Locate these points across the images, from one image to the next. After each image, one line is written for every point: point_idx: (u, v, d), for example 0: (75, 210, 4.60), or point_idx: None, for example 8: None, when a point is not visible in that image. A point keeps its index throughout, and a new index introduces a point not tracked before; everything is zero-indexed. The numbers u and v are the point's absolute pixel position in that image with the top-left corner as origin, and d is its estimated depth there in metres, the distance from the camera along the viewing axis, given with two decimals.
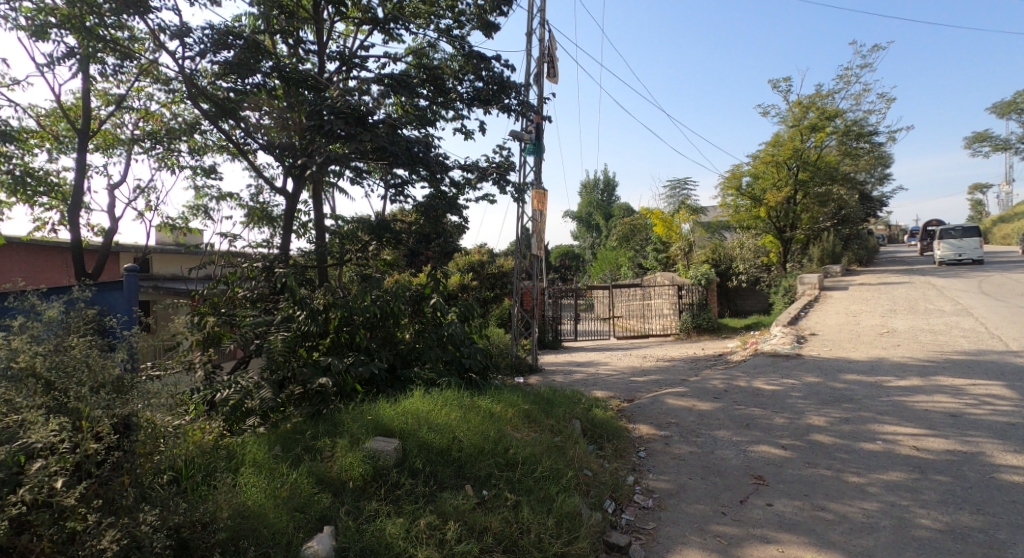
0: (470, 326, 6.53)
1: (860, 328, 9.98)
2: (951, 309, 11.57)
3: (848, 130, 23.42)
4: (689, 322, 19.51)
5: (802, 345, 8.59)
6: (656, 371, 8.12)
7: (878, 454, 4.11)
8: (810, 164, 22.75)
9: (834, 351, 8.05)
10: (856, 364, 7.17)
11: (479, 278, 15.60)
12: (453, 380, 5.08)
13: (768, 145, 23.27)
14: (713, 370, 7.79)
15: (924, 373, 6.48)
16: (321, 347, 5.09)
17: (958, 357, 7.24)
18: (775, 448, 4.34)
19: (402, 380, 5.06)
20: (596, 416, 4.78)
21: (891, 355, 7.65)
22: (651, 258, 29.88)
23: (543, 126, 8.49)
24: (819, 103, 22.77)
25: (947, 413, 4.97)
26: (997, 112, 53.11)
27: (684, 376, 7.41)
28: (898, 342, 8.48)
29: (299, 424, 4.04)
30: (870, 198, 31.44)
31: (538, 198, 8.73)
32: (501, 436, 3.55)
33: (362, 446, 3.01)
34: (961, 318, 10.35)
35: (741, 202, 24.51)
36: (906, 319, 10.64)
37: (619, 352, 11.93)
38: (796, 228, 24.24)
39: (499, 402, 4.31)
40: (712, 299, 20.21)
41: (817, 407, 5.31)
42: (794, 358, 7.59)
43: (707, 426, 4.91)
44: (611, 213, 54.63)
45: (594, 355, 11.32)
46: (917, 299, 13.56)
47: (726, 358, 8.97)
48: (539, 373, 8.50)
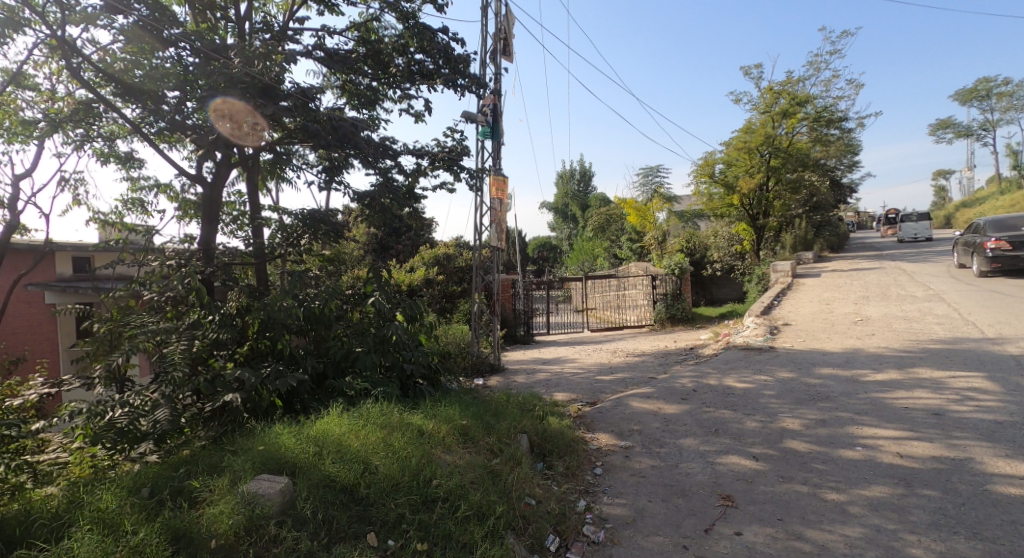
0: (417, 327, 5.93)
1: (833, 316, 9.69)
2: (923, 294, 11.42)
3: (819, 116, 23.32)
4: (663, 313, 19.16)
5: (775, 336, 8.23)
6: (624, 368, 7.67)
7: (858, 464, 3.68)
8: (781, 151, 22.54)
9: (808, 342, 7.69)
10: (831, 356, 6.81)
11: (446, 272, 14.99)
12: (390, 390, 4.50)
13: (740, 132, 23.03)
14: (683, 365, 7.37)
15: (902, 365, 6.15)
16: (237, 356, 4.44)
17: (934, 345, 6.95)
18: (745, 459, 3.90)
19: (331, 391, 4.46)
20: (548, 427, 4.26)
21: (865, 344, 7.33)
22: (626, 248, 29.57)
23: (499, 107, 7.94)
24: (790, 89, 22.63)
25: (928, 410, 4.60)
26: (960, 99, 54.31)
27: (652, 374, 6.96)
28: (873, 331, 8.19)
29: (196, 450, 3.42)
30: (840, 185, 31.63)
31: (497, 185, 8.16)
32: (426, 461, 3.01)
33: (242, 487, 2.42)
34: (934, 303, 10.15)
35: (715, 190, 24.30)
36: (879, 306, 10.43)
37: (590, 347, 11.49)
38: (769, 215, 24.12)
39: (434, 416, 3.74)
40: (687, 289, 19.93)
41: (790, 407, 4.90)
42: (767, 351, 7.20)
43: (672, 434, 4.45)
44: (587, 204, 54.33)
45: (563, 351, 10.84)
46: (888, 285, 13.44)
47: (697, 352, 8.58)
48: (501, 373, 7.98)
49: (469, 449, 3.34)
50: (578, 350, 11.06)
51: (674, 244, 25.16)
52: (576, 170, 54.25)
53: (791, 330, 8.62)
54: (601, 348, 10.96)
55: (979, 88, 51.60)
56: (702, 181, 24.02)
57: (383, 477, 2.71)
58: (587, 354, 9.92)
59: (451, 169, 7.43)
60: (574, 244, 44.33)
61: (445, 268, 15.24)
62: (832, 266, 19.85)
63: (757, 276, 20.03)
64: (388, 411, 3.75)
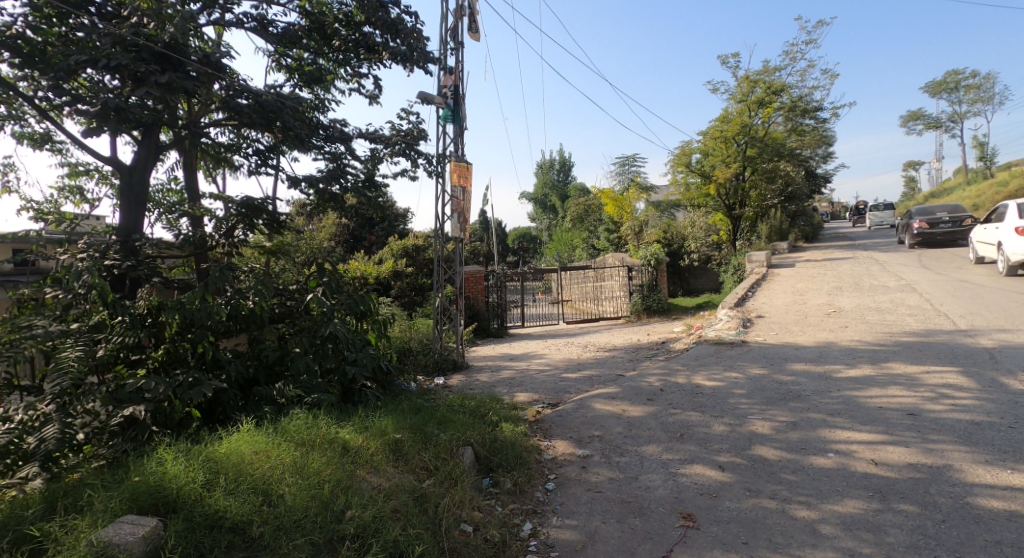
0: (367, 325, 5.48)
1: (806, 308, 9.52)
2: (894, 284, 11.36)
3: (794, 106, 23.34)
4: (639, 304, 18.98)
5: (747, 329, 8.00)
6: (592, 365, 7.36)
7: (830, 474, 3.40)
8: (757, 141, 22.44)
9: (781, 336, 7.47)
10: (803, 351, 6.58)
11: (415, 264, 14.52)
12: (326, 397, 4.05)
13: (717, 121, 22.87)
14: (652, 361, 7.09)
15: (875, 360, 5.93)
16: (152, 362, 3.93)
17: (907, 337, 6.77)
18: (711, 470, 3.58)
19: (260, 399, 3.99)
20: (500, 436, 3.88)
21: (838, 338, 7.13)
22: (603, 239, 29.34)
23: (459, 88, 7.54)
24: (766, 78, 22.55)
25: (902, 410, 4.36)
26: (929, 91, 55.33)
27: (620, 371, 6.66)
28: (845, 323, 8.02)
29: (84, 474, 2.95)
30: (815, 176, 31.84)
31: (459, 172, 7.74)
32: (343, 487, 2.59)
33: (99, 533, 1.99)
34: (906, 294, 10.05)
35: (692, 179, 24.15)
36: (852, 297, 10.31)
37: (561, 341, 11.18)
38: (745, 205, 24.10)
39: (367, 428, 3.31)
40: (663, 280, 19.71)
41: (760, 409, 4.62)
42: (738, 346, 6.95)
43: (634, 441, 4.13)
44: (566, 194, 54.06)
45: (533, 345, 10.51)
46: (861, 275, 13.40)
47: (668, 346, 8.32)
48: (465, 371, 7.60)
49: (401, 468, 2.95)
50: (549, 344, 10.73)
51: (651, 235, 24.99)
52: (554, 160, 53.85)
53: (763, 323, 8.41)
54: (572, 342, 10.67)
55: (948, 81, 52.63)
56: (679, 170, 23.84)
57: (285, 511, 2.32)
58: (557, 349, 9.60)
59: (408, 154, 6.96)
60: (553, 234, 44.05)
61: (415, 261, 14.75)
62: (806, 256, 19.88)
63: (733, 266, 19.95)
64: (317, 423, 3.33)
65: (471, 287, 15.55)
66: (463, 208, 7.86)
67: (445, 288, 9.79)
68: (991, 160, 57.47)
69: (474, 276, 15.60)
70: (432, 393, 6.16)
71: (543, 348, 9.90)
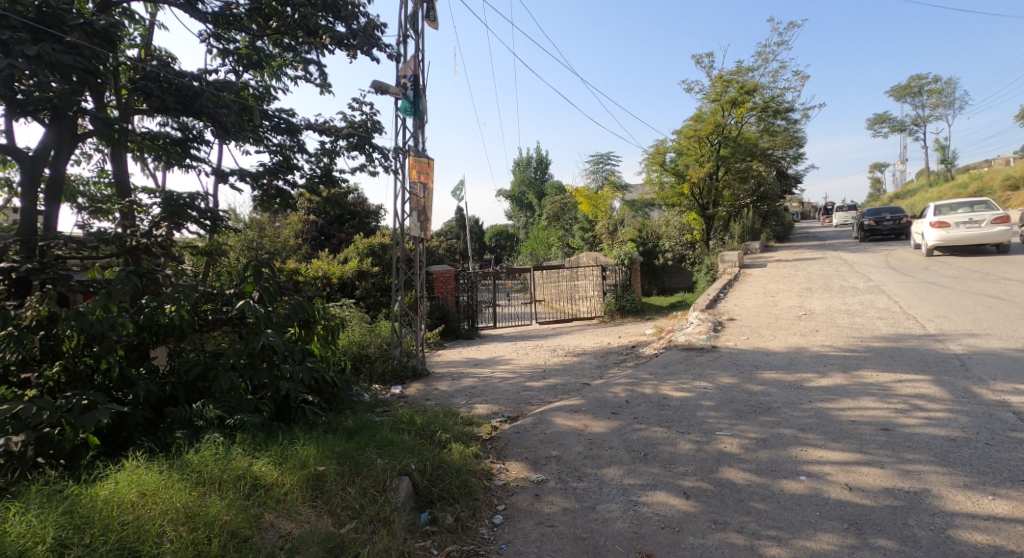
0: (311, 332, 5.05)
1: (777, 311, 9.36)
2: (864, 286, 11.33)
3: (766, 107, 23.49)
4: (612, 305, 18.78)
5: (717, 334, 7.77)
6: (558, 372, 7.03)
7: (802, 502, 3.11)
8: (730, 141, 22.50)
9: (752, 341, 7.23)
10: (773, 357, 6.35)
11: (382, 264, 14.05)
12: (252, 418, 3.60)
13: (691, 121, 22.82)
14: (620, 368, 6.78)
15: (846, 367, 5.73)
16: (47, 380, 3.43)
17: (878, 342, 6.60)
18: (674, 497, 3.27)
19: (175, 422, 3.53)
20: (446, 461, 3.51)
21: (809, 343, 6.93)
22: (578, 237, 29.16)
23: (419, 79, 7.16)
24: (739, 78, 22.60)
25: (877, 423, 4.12)
26: (895, 95, 56.78)
27: (586, 380, 6.34)
28: (816, 327, 7.86)
29: None
30: (786, 176, 32.21)
31: (417, 169, 7.34)
32: (237, 541, 2.19)
33: None
34: (875, 296, 9.99)
35: (666, 179, 24.08)
36: (822, 299, 10.20)
37: (531, 344, 10.84)
38: (718, 205, 24.13)
39: (286, 459, 2.88)
40: (636, 280, 19.55)
41: (729, 424, 4.33)
42: (708, 352, 6.71)
43: (593, 463, 3.80)
44: (542, 192, 53.87)
45: (500, 349, 10.15)
46: (831, 276, 13.39)
47: (637, 351, 8.04)
48: (424, 379, 7.19)
49: (319, 509, 2.57)
50: (517, 348, 10.38)
51: (625, 234, 24.85)
52: (531, 157, 53.56)
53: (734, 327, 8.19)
54: (541, 345, 10.34)
55: (912, 85, 54.01)
56: (653, 169, 23.74)
57: None
58: (525, 353, 9.25)
59: (363, 148, 6.52)
60: (529, 233, 43.78)
61: (381, 260, 14.26)
62: (777, 256, 19.97)
63: (706, 266, 19.95)
64: (229, 453, 2.91)
65: (440, 288, 15.11)
66: (424, 207, 7.46)
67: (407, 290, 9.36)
68: (952, 163, 59.28)
69: (444, 276, 15.16)
70: (387, 407, 5.75)
71: (509, 352, 9.54)
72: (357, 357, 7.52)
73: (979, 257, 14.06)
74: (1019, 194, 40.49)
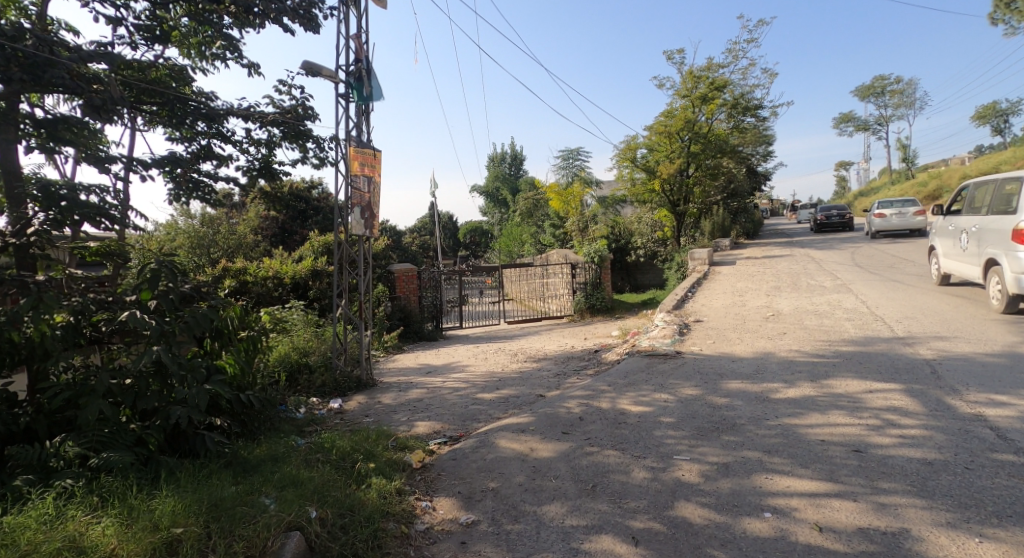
0: (220, 343, 4.60)
1: (745, 312, 9.05)
2: (831, 284, 11.15)
3: (736, 104, 23.44)
4: (582, 303, 18.40)
5: (682, 338, 7.37)
6: (513, 381, 6.53)
7: (766, 548, 2.66)
8: (701, 137, 22.33)
9: (718, 346, 6.84)
10: (739, 364, 5.97)
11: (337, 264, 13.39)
12: (125, 457, 3.03)
13: (661, 117, 22.60)
14: (579, 377, 6.32)
15: (815, 375, 5.37)
16: None
17: (847, 346, 6.29)
18: (621, 544, 2.80)
19: (25, 464, 2.93)
20: (357, 506, 2.99)
21: (777, 347, 6.57)
22: (549, 234, 28.73)
23: (361, 62, 6.65)
24: (709, 74, 22.46)
25: (848, 443, 3.73)
26: (860, 94, 57.92)
27: (541, 391, 5.86)
28: (784, 329, 7.53)
29: None
30: (755, 173, 32.33)
31: (359, 161, 6.73)
32: None
33: None
34: (843, 295, 9.76)
35: (637, 175, 23.83)
36: (790, 299, 9.94)
37: (492, 347, 10.35)
38: (689, 202, 23.99)
39: (140, 518, 2.34)
40: (606, 278, 19.17)
41: (688, 447, 3.89)
42: (671, 359, 6.30)
43: (534, 499, 3.31)
44: (516, 188, 53.36)
45: (458, 354, 9.60)
46: (798, 274, 13.24)
47: (599, 356, 7.59)
48: (368, 390, 6.63)
49: None
50: (477, 352, 9.86)
51: (596, 231, 24.52)
52: (504, 153, 52.95)
53: (700, 330, 7.82)
54: (502, 349, 9.84)
55: (876, 85, 55.19)
56: (624, 165, 23.45)
57: None
58: (483, 358, 8.75)
59: (295, 138, 5.95)
60: (502, 229, 43.20)
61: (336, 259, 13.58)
62: (747, 253, 19.86)
63: (676, 264, 19.73)
64: (62, 511, 2.36)
65: (402, 287, 14.47)
66: (368, 202, 6.85)
67: (357, 294, 8.78)
68: (913, 162, 60.93)
69: (406, 275, 14.54)
70: (319, 427, 5.19)
71: (467, 358, 9.01)
72: (297, 367, 6.92)
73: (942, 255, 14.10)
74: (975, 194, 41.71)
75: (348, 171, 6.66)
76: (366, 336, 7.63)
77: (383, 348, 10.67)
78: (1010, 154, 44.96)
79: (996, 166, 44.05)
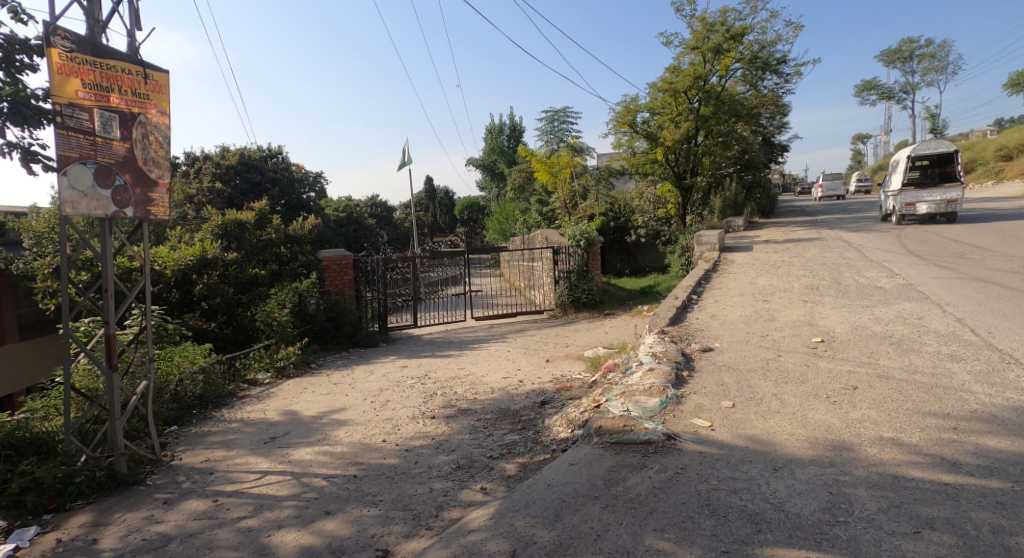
0: None
1: (776, 337, 6.09)
2: (890, 285, 8.24)
3: (754, 59, 20.13)
4: (566, 296, 15.52)
5: (679, 398, 4.38)
6: (371, 486, 3.63)
7: None
8: (713, 97, 19.01)
9: (742, 424, 3.85)
10: (788, 485, 2.99)
11: (240, 249, 10.37)
12: None
13: (667, 73, 19.30)
14: (482, 493, 3.38)
15: (973, 539, 2.41)
16: None
17: (992, 435, 3.34)
18: None
19: None
20: None
21: (853, 432, 3.58)
22: (535, 212, 25.68)
23: None
24: (724, 21, 19.15)
25: None
26: (885, 59, 54.11)
27: (389, 539, 2.93)
28: (850, 379, 4.57)
29: None
30: (773, 144, 29.16)
31: (86, 79, 3.61)
32: None
33: None
34: (918, 307, 6.82)
35: (638, 143, 20.48)
36: (840, 311, 6.99)
37: (418, 374, 7.47)
38: (697, 173, 20.57)
39: None
40: (595, 265, 16.18)
41: None
42: (656, 459, 3.37)
43: None
44: (515, 161, 50.13)
45: (362, 388, 6.73)
46: (836, 267, 10.35)
47: (544, 417, 4.71)
48: (111, 498, 3.67)
49: None
50: (393, 382, 7.00)
51: (587, 209, 22.18)
52: (503, 124, 49.59)
53: (710, 379, 4.83)
54: (425, 380, 6.95)
55: (904, 48, 51.38)
56: (622, 132, 20.06)
57: None
58: (381, 401, 5.90)
59: None
60: (498, 205, 40.23)
61: (241, 243, 10.34)
62: (765, 236, 16.83)
63: (680, 249, 16.67)
64: None
65: (334, 279, 11.71)
66: (125, 156, 3.81)
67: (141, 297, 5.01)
68: (939, 133, 57.42)
69: (337, 263, 11.68)
70: None
71: (356, 399, 6.09)
72: (10, 448, 3.73)
73: (1022, 241, 11.19)
74: (1014, 167, 39.16)
75: (53, 92, 3.47)
76: (143, 384, 4.24)
77: (272, 374, 7.82)
78: None
79: None
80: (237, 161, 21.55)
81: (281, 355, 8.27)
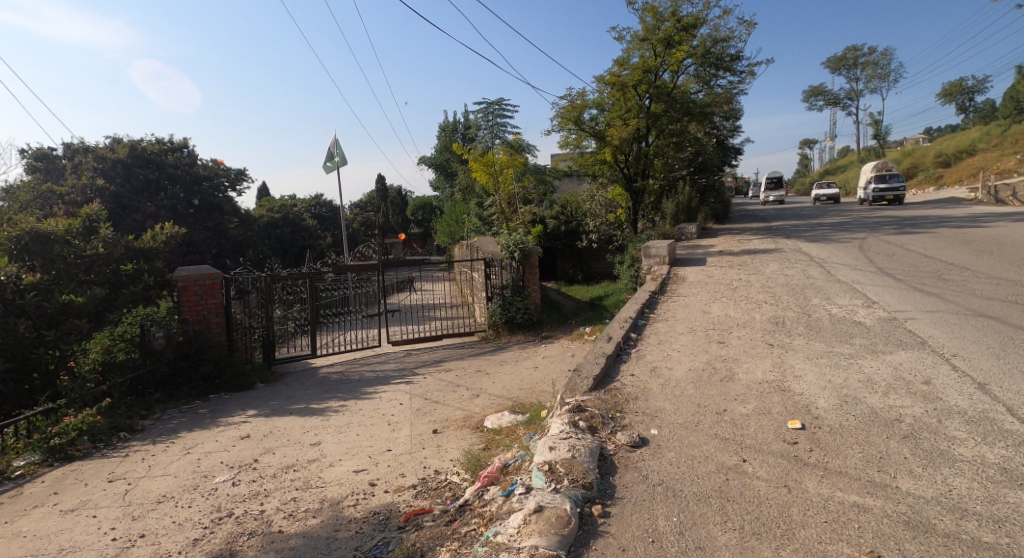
0: None
1: (737, 417, 4.23)
2: (870, 320, 6.65)
3: (706, 54, 18.84)
4: (499, 316, 13.55)
5: None
6: None
7: None
8: (664, 94, 17.47)
9: None
10: None
11: (48, 270, 7.70)
12: None
13: (615, 67, 17.60)
14: None
15: None
16: None
17: None
18: None
19: None
20: None
21: None
22: (475, 219, 23.43)
23: None
24: (676, 12, 17.58)
25: None
26: (831, 66, 55.02)
27: None
28: (863, 534, 2.71)
29: None
30: (727, 146, 28.25)
31: None
32: None
33: None
34: (916, 359, 5.17)
35: (586, 142, 18.70)
36: (818, 365, 5.25)
37: (247, 459, 5.27)
38: (648, 176, 19.06)
39: None
40: (533, 280, 14.20)
41: None
42: None
43: None
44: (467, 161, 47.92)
45: (138, 493, 4.45)
46: (801, 289, 8.77)
47: None
48: None
49: None
50: (199, 477, 4.78)
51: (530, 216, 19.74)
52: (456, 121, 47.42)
53: (634, 534, 2.84)
54: (242, 475, 4.75)
55: (850, 56, 52.18)
56: (568, 130, 18.20)
57: None
58: (128, 535, 3.69)
59: None
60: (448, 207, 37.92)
61: (49, 261, 7.69)
62: (719, 245, 15.35)
63: (629, 260, 14.96)
64: None
65: (195, 304, 9.40)
66: None
67: None
68: (883, 139, 58.97)
69: (200, 283, 9.38)
70: None
71: (97, 528, 3.83)
72: None
73: (1000, 259, 9.96)
74: (953, 174, 40.05)
75: None
76: None
77: (35, 459, 5.37)
78: (981, 134, 44.18)
79: (971, 144, 42.93)
80: (128, 155, 18.65)
81: (57, 429, 5.78)
